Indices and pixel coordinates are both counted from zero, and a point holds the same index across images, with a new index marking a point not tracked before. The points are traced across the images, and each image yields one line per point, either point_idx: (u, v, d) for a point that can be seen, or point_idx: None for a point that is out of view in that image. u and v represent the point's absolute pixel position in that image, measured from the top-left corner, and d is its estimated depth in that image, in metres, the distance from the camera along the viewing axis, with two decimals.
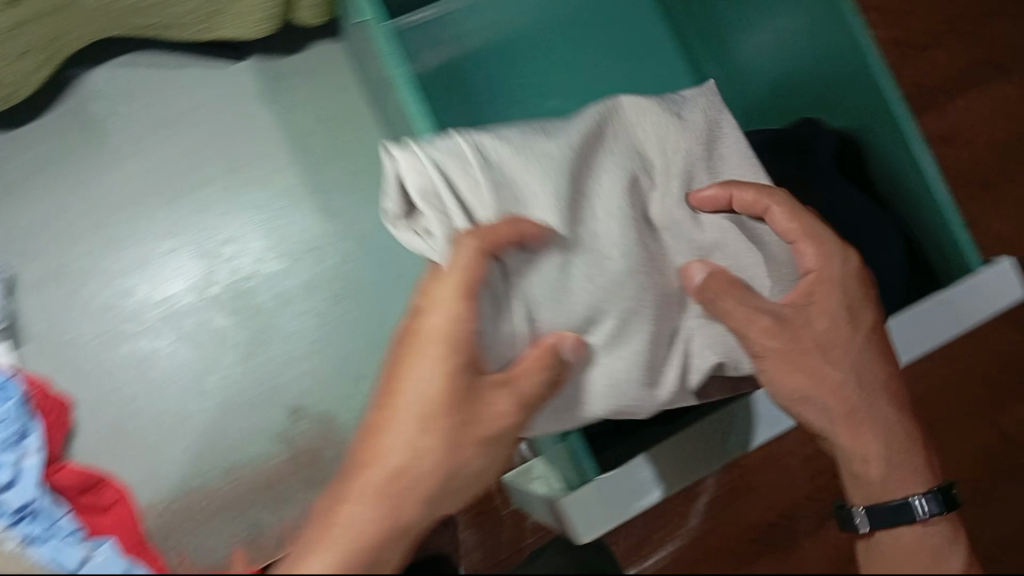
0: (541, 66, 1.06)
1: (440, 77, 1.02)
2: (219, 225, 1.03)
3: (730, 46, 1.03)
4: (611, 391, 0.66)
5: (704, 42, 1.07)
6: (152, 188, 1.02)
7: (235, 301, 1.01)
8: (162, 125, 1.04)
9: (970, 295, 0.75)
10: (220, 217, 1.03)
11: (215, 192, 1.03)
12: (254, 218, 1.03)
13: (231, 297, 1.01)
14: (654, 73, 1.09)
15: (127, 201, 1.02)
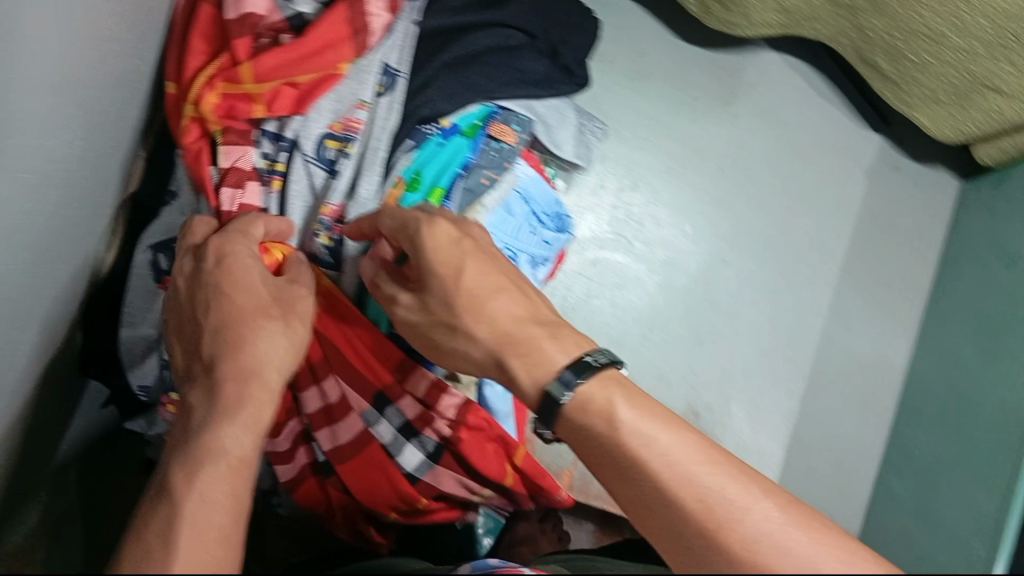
0: None
1: (885, 233, 0.90)
2: (670, 184, 0.89)
3: None
4: None
5: None
6: (671, 142, 0.89)
7: (671, 281, 0.88)
8: (757, 130, 0.90)
9: None
10: (685, 183, 0.89)
11: (717, 154, 0.89)
12: (722, 188, 0.89)
13: (669, 270, 0.88)
14: None
15: (647, 133, 0.89)
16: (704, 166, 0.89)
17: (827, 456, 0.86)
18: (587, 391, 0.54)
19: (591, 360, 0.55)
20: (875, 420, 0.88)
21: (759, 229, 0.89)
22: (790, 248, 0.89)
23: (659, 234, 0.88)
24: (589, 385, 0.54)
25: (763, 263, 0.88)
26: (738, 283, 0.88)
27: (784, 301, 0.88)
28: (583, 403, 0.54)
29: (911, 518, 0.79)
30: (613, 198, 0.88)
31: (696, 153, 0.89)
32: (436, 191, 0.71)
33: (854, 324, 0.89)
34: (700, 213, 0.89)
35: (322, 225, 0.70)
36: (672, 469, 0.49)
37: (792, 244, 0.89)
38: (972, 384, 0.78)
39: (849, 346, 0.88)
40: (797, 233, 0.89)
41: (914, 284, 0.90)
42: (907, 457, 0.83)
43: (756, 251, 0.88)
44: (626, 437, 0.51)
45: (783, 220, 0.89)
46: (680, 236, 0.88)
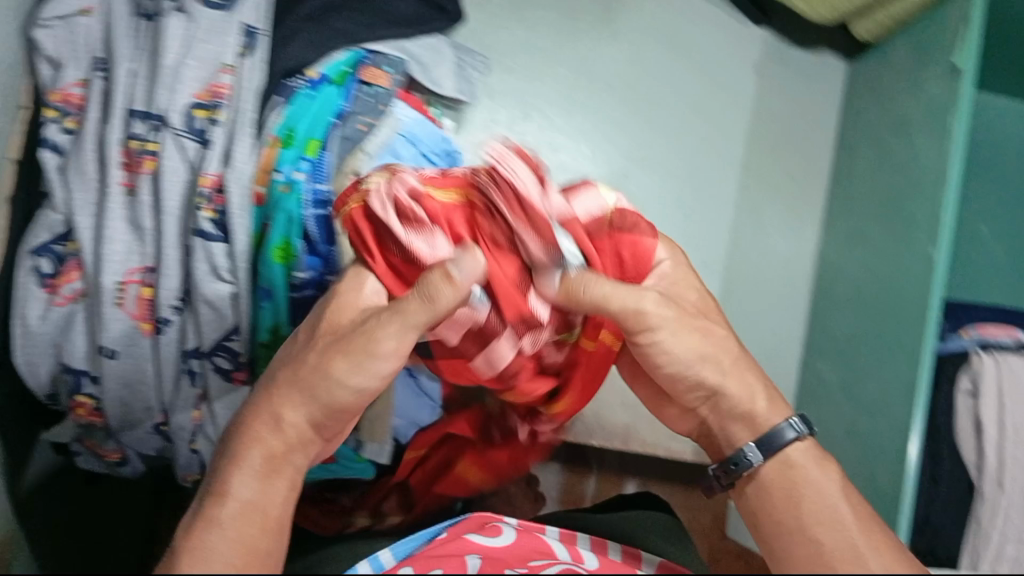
0: None
1: (775, 124, 0.91)
2: (562, 105, 0.87)
3: None
4: None
5: None
6: (557, 63, 0.88)
7: None
8: (643, 38, 0.90)
9: None
10: (575, 103, 0.88)
11: (605, 68, 0.89)
12: (613, 102, 0.88)
13: None
14: None
15: (532, 58, 0.88)
16: (596, 88, 0.88)
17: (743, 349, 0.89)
18: (787, 448, 0.56)
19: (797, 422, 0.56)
20: (785, 307, 0.90)
21: (655, 140, 0.89)
22: (688, 153, 0.89)
23: (557, 159, 0.87)
24: (799, 446, 0.56)
25: (660, 173, 0.89)
26: (640, 193, 0.88)
27: (691, 208, 0.88)
28: (785, 464, 0.55)
29: (832, 395, 0.82)
30: (504, 129, 0.86)
31: (586, 71, 0.88)
32: (311, 143, 0.69)
33: (764, 219, 0.90)
34: (594, 132, 0.88)
35: (204, 198, 0.69)
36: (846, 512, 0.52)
37: (689, 149, 0.89)
38: (873, 254, 0.79)
39: (761, 242, 0.90)
40: (692, 138, 0.89)
41: (809, 170, 0.91)
42: (820, 338, 0.86)
43: (654, 161, 0.88)
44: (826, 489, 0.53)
45: (676, 127, 0.89)
46: (576, 158, 0.87)
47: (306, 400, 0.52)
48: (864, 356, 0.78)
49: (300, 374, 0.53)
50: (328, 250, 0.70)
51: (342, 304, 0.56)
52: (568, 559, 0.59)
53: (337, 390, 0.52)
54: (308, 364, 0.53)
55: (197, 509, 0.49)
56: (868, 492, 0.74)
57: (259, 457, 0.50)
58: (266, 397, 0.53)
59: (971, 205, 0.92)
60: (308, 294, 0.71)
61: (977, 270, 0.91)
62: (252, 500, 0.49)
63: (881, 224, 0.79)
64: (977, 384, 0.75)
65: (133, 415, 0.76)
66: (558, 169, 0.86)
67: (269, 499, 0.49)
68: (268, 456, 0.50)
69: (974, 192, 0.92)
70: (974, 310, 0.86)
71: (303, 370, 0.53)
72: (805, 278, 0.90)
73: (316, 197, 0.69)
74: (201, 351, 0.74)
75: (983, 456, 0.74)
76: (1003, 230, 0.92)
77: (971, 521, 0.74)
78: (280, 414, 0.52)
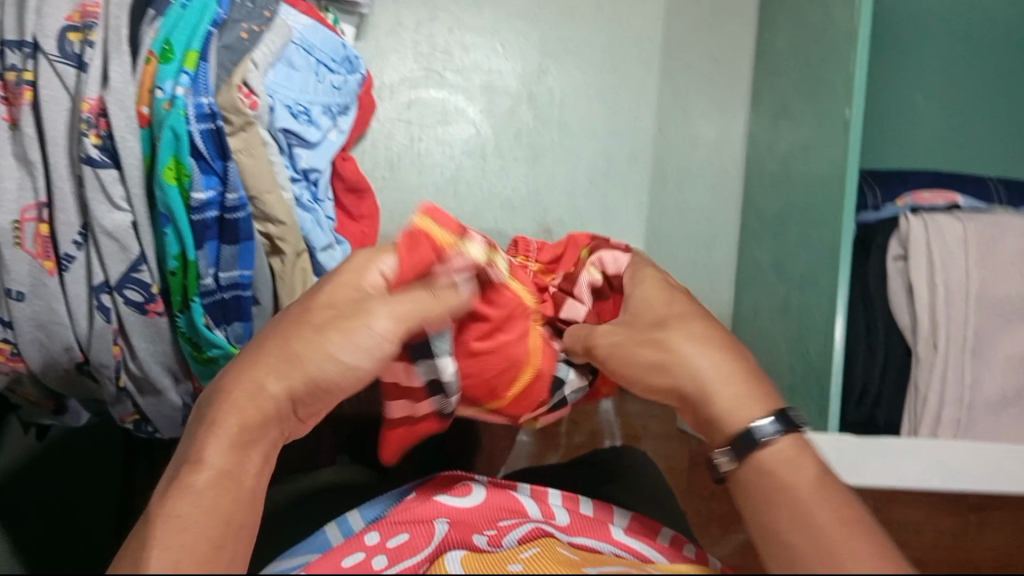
0: (983, 96, 0.88)
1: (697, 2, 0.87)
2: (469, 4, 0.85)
3: (995, 117, 0.88)
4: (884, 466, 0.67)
5: (1005, 132, 0.88)
6: None
7: (496, 106, 0.87)
8: None
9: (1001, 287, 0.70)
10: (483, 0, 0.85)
11: None
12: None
13: (489, 92, 0.86)
14: (1012, 122, 0.89)
15: None
16: None
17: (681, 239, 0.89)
18: (768, 449, 0.48)
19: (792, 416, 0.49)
20: (719, 192, 0.89)
21: (569, 32, 0.86)
22: (604, 42, 0.87)
23: (469, 60, 0.86)
24: (774, 448, 0.48)
25: (575, 67, 0.87)
26: (559, 89, 0.87)
27: (613, 100, 0.88)
28: (767, 465, 0.47)
29: (768, 276, 0.82)
30: (412, 34, 0.85)
31: None
32: (190, 55, 0.65)
33: (690, 106, 0.88)
34: (504, 28, 0.86)
35: (88, 123, 0.65)
36: (830, 507, 0.44)
37: (604, 38, 0.87)
38: (794, 127, 0.78)
39: (688, 130, 0.88)
40: (607, 25, 0.87)
41: (736, 47, 0.88)
42: (754, 219, 0.85)
43: (569, 53, 0.87)
44: (809, 488, 0.45)
45: (590, 15, 0.86)
46: (487, 56, 0.86)
47: (287, 369, 0.49)
48: (791, 231, 0.78)
49: (288, 344, 0.50)
50: (224, 166, 0.67)
51: (347, 285, 0.53)
52: (537, 518, 0.65)
53: (322, 367, 0.50)
54: (291, 340, 0.50)
55: (171, 483, 0.45)
56: (801, 365, 0.75)
57: (236, 426, 0.47)
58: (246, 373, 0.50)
59: (912, 67, 0.88)
60: (210, 215, 0.68)
61: (917, 135, 0.88)
62: (226, 469, 0.45)
63: (801, 95, 0.77)
64: (907, 246, 0.72)
65: (56, 358, 0.74)
66: (468, 69, 0.86)
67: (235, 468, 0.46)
68: (245, 425, 0.47)
69: (916, 53, 0.88)
70: (910, 176, 0.84)
71: (287, 335, 0.50)
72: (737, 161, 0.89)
73: (200, 110, 0.65)
74: (111, 285, 0.71)
75: (917, 318, 0.71)
76: (948, 89, 0.88)
77: (910, 387, 0.72)
78: (265, 386, 0.49)
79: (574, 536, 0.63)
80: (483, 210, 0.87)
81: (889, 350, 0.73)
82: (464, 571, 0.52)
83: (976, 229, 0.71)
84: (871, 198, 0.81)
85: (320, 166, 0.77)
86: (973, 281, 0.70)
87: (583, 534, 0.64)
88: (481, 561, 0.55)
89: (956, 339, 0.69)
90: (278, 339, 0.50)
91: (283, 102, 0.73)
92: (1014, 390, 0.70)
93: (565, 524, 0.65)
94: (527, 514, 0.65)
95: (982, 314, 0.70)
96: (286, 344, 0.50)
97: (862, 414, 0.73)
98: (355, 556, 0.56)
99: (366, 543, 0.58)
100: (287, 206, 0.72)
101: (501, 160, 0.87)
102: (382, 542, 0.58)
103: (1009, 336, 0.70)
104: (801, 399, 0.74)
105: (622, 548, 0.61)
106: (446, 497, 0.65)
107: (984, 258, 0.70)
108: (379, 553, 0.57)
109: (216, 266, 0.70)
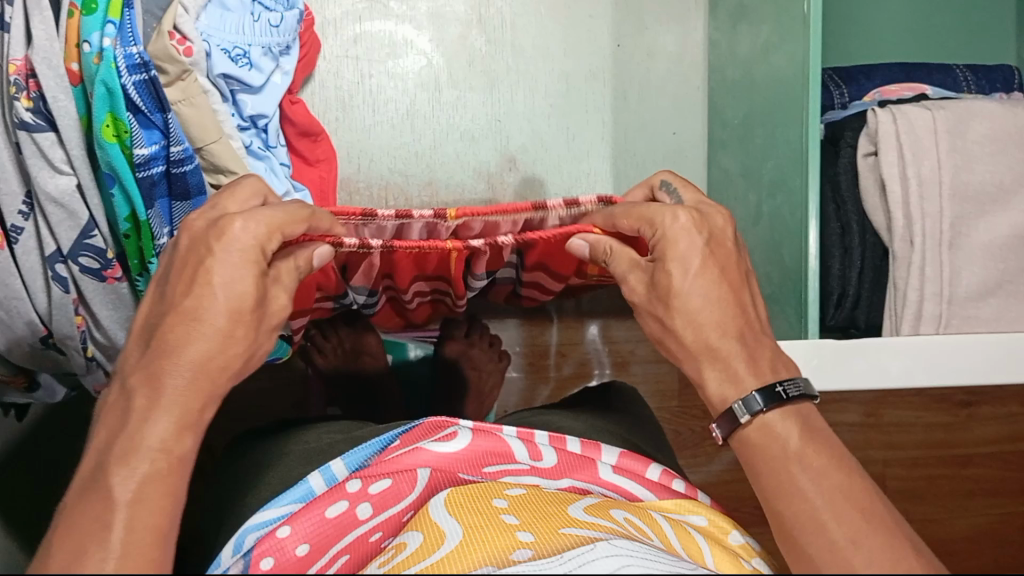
0: None
1: None
2: None
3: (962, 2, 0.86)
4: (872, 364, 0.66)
5: (972, 17, 0.86)
6: None
7: (445, 32, 0.83)
8: None
9: (972, 174, 0.69)
10: None
11: None
12: None
13: (436, 17, 0.83)
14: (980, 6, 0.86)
15: None
16: None
17: (648, 158, 0.88)
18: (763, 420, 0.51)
19: (780, 391, 0.51)
20: (685, 105, 0.87)
21: None
22: None
23: None
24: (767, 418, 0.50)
25: None
26: (509, 9, 0.84)
27: (567, 13, 0.84)
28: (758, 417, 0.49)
29: (738, 183, 0.81)
30: None
31: None
32: (114, 3, 0.62)
33: (646, 14, 0.85)
34: None
35: (17, 87, 0.61)
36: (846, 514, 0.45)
37: None
38: (755, 30, 0.75)
39: (646, 41, 0.86)
40: None
41: None
42: (723, 130, 0.83)
43: None
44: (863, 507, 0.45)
45: None
46: None
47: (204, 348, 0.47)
48: (757, 135, 0.76)
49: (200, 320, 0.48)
50: (164, 118, 0.64)
51: (231, 262, 0.49)
52: (524, 461, 0.63)
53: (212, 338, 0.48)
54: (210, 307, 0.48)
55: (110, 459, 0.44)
56: (778, 271, 0.74)
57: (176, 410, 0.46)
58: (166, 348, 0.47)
59: None
60: (158, 170, 0.65)
61: (883, 29, 0.86)
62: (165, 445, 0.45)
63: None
64: (877, 142, 0.70)
65: (17, 334, 0.71)
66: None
67: (184, 447, 0.46)
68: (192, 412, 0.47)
69: None
70: (875, 71, 0.82)
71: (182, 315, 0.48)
72: (699, 69, 0.86)
73: (131, 61, 0.61)
74: (64, 254, 0.67)
75: (891, 216, 0.69)
76: None
77: (888, 285, 0.71)
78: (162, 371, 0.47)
79: (559, 480, 0.62)
80: (442, 143, 0.85)
81: (869, 250, 0.72)
82: (461, 530, 0.52)
83: (947, 117, 0.69)
84: (838, 96, 0.81)
85: (268, 111, 0.75)
86: (945, 172, 0.68)
87: (569, 477, 0.62)
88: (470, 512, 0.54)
89: (931, 234, 0.68)
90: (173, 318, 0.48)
91: (220, 47, 0.70)
92: (993, 280, 0.69)
93: (550, 466, 0.63)
94: (514, 458, 0.63)
95: (956, 203, 0.69)
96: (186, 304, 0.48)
97: (845, 317, 0.74)
98: (338, 507, 0.55)
99: (350, 489, 0.57)
100: (235, 154, 0.70)
101: (460, 92, 0.84)
102: (364, 487, 0.57)
103: (984, 225, 0.69)
104: (781, 304, 0.74)
105: (611, 489, 0.63)
106: (430, 442, 0.62)
107: (956, 147, 0.69)
108: (363, 501, 0.56)
109: (169, 226, 0.69)
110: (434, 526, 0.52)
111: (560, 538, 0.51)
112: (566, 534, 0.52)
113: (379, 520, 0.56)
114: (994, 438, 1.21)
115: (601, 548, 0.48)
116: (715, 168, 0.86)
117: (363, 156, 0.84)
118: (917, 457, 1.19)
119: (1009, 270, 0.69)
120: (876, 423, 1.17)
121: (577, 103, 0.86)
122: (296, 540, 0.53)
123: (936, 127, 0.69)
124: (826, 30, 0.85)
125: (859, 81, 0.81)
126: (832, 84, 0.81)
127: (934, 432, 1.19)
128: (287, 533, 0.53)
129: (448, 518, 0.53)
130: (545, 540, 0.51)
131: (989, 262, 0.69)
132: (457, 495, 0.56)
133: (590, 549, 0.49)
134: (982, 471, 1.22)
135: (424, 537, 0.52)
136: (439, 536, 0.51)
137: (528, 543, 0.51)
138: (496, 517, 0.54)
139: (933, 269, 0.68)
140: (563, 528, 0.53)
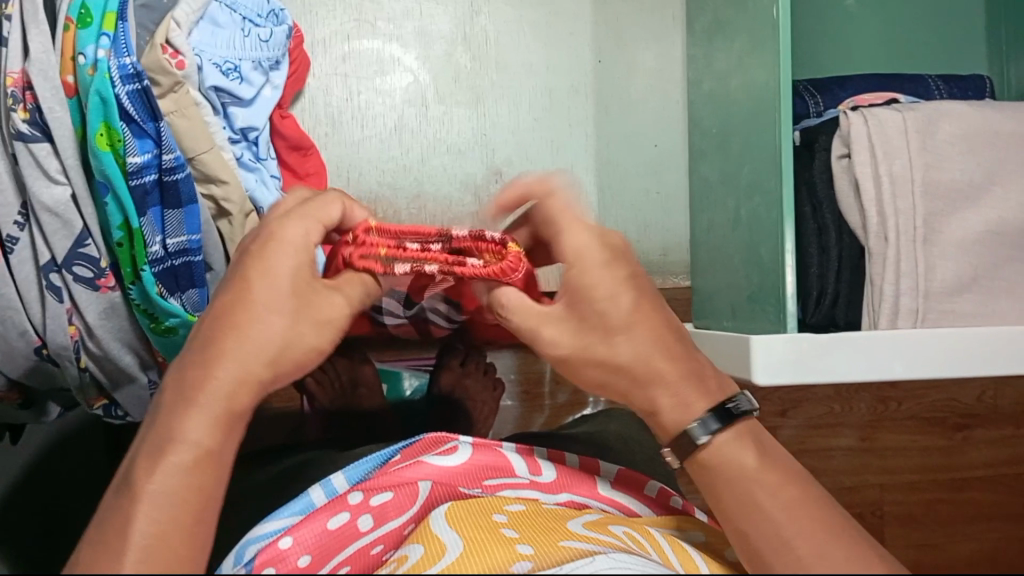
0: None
1: None
2: None
3: (934, 16, 0.89)
4: (854, 355, 0.67)
5: (942, 31, 0.89)
6: None
7: (431, 49, 0.86)
8: None
9: (945, 173, 0.71)
10: None
11: None
12: None
13: (423, 34, 0.86)
14: (950, 21, 0.89)
15: None
16: None
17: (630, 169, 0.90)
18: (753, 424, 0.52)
19: (723, 415, 0.52)
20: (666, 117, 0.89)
21: None
22: None
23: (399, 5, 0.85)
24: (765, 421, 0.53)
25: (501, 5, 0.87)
26: (494, 26, 0.87)
27: (549, 29, 0.87)
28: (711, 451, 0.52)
29: (718, 190, 0.83)
30: None
31: None
32: (108, 17, 0.65)
33: (624, 31, 0.88)
34: None
35: (14, 98, 0.63)
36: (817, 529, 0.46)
37: None
38: (729, 41, 0.78)
39: (625, 57, 0.89)
40: None
41: None
42: (702, 142, 0.86)
43: None
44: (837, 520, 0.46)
45: None
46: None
47: (242, 359, 0.46)
48: (733, 140, 0.78)
49: (260, 319, 0.47)
50: (157, 126, 0.66)
51: (295, 267, 0.49)
52: (523, 476, 0.63)
53: (265, 332, 0.47)
54: (265, 312, 0.47)
55: (143, 458, 0.44)
56: (761, 273, 0.75)
57: (221, 406, 0.45)
58: (201, 350, 0.46)
59: None
60: (151, 177, 0.66)
61: (856, 44, 0.89)
62: (208, 446, 0.45)
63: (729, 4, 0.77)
64: (850, 144, 0.72)
65: (14, 346, 0.73)
66: (400, 15, 0.85)
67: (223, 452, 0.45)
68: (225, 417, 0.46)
69: None
70: (850, 81, 0.85)
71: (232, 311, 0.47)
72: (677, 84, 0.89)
73: (124, 71, 0.63)
74: (59, 263, 0.69)
75: (866, 216, 0.71)
76: None
77: (867, 283, 0.73)
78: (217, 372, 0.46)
79: (558, 494, 0.62)
80: (430, 156, 0.87)
81: (848, 251, 0.73)
82: (463, 538, 0.50)
83: (916, 118, 0.71)
84: (813, 105, 0.83)
85: (258, 124, 0.77)
86: (916, 170, 0.70)
87: (567, 492, 0.63)
88: (474, 524, 0.53)
89: (905, 230, 0.70)
90: (216, 314, 0.47)
91: (211, 61, 0.72)
92: (968, 275, 0.71)
93: (549, 480, 0.63)
94: (514, 472, 0.63)
95: (928, 200, 0.70)
96: (236, 301, 0.47)
97: (824, 316, 0.75)
98: (340, 518, 0.54)
99: (351, 501, 0.56)
100: (227, 165, 0.72)
101: (447, 108, 0.87)
102: (366, 500, 0.56)
103: (956, 222, 0.71)
104: (762, 304, 0.75)
105: (611, 504, 0.63)
106: (433, 457, 0.62)
107: (926, 146, 0.71)
108: (364, 513, 0.55)
109: (162, 234, 0.70)
110: (436, 537, 0.51)
111: (560, 550, 0.50)
112: (567, 545, 0.51)
113: (380, 533, 0.55)
114: (990, 461, 1.22)
115: (601, 560, 0.47)
116: (698, 180, 0.88)
117: (353, 170, 0.86)
118: (912, 480, 1.19)
119: (985, 267, 0.71)
120: (871, 447, 1.17)
121: (561, 116, 0.89)
122: (299, 551, 0.51)
123: (906, 126, 0.71)
124: (801, 45, 0.88)
125: (834, 91, 0.84)
126: (807, 94, 0.83)
127: (930, 452, 1.19)
128: (289, 544, 0.52)
129: (450, 530, 0.51)
130: (545, 552, 0.49)
131: (963, 258, 0.71)
132: (459, 508, 0.55)
133: (590, 561, 0.47)
134: (979, 495, 1.22)
135: (426, 547, 0.49)
136: (441, 546, 0.49)
137: (529, 555, 0.49)
138: (496, 530, 0.52)
139: (908, 266, 0.70)
140: (564, 541, 0.52)
